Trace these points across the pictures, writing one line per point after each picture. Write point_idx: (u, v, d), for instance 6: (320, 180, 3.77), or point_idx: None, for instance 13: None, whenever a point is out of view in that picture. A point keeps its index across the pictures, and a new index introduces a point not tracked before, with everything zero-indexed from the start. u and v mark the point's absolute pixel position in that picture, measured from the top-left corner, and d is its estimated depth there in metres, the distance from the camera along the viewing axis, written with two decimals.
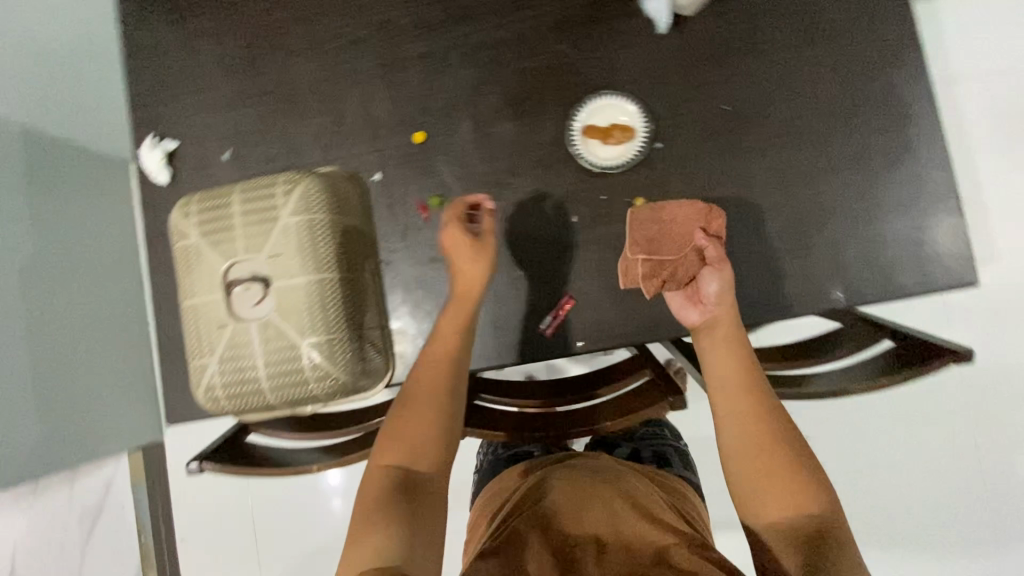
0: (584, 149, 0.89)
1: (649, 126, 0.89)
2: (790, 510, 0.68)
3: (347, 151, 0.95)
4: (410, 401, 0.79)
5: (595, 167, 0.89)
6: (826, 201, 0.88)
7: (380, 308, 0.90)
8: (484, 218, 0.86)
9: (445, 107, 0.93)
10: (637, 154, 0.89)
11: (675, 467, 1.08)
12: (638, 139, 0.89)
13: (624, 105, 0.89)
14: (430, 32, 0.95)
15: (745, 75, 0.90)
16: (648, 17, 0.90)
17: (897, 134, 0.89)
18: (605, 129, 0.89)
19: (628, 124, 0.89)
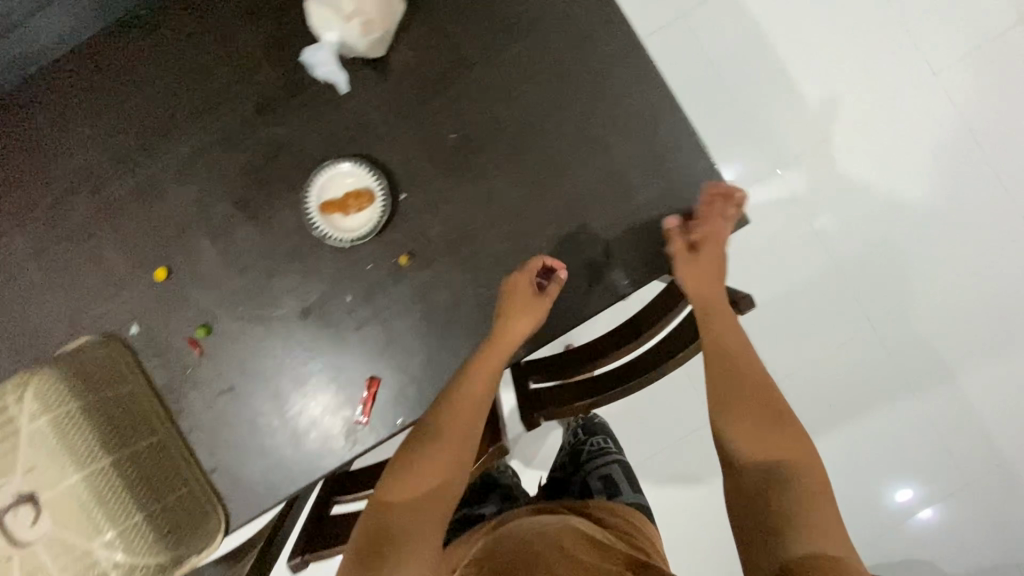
0: (328, 228, 0.84)
1: (383, 182, 0.84)
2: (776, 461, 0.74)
3: (89, 315, 0.85)
4: (456, 451, 0.81)
5: (346, 242, 0.84)
6: (583, 191, 0.85)
7: (185, 463, 0.84)
8: (555, 284, 0.84)
9: (178, 234, 0.86)
10: (381, 213, 0.84)
11: (624, 492, 0.95)
12: (378, 198, 0.84)
13: (351, 169, 0.85)
14: (130, 161, 0.86)
15: (459, 96, 0.86)
16: (325, 83, 0.85)
17: (625, 99, 0.86)
18: (341, 200, 0.84)
19: (361, 187, 0.84)
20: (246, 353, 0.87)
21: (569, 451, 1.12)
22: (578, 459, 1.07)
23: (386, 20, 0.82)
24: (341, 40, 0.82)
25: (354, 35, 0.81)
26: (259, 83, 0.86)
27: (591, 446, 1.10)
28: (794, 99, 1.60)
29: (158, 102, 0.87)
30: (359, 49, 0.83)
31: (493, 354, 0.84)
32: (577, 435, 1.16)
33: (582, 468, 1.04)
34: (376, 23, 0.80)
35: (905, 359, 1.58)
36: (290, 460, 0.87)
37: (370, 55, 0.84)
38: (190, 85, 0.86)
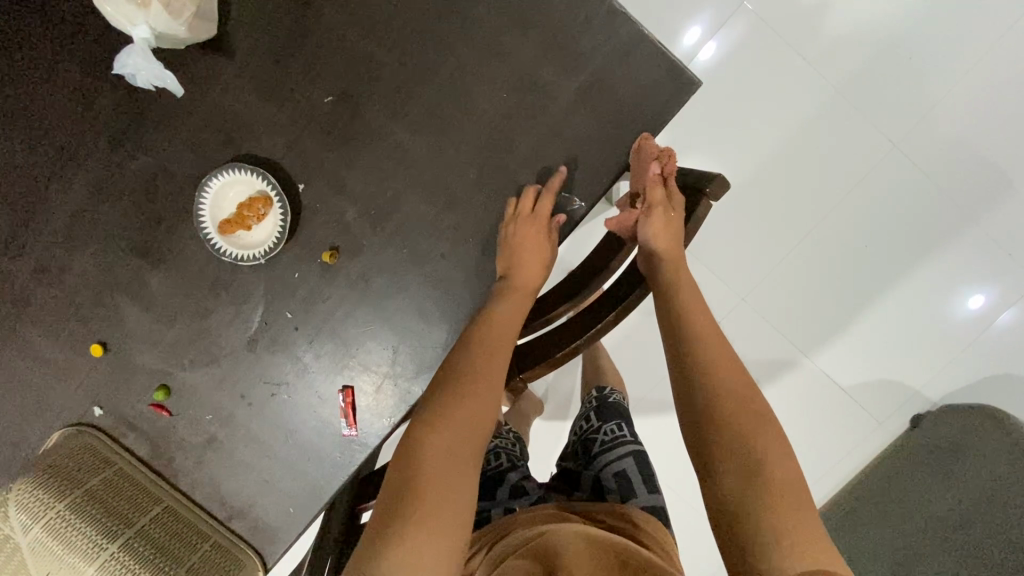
0: (237, 250, 0.75)
1: (272, 179, 0.73)
2: (734, 401, 0.68)
3: (49, 410, 0.81)
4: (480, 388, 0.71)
5: (260, 255, 0.75)
6: (495, 112, 0.72)
7: (199, 521, 0.82)
8: (550, 197, 0.72)
9: (96, 302, 0.80)
10: (283, 216, 0.74)
11: (640, 494, 0.89)
12: (273, 200, 0.74)
13: (234, 176, 0.74)
14: (13, 245, 0.78)
15: (318, 48, 0.72)
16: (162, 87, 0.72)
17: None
18: (237, 215, 0.74)
19: (255, 194, 0.75)
20: (209, 402, 0.81)
21: (581, 440, 1.06)
22: (590, 451, 1.01)
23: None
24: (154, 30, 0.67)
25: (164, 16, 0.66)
26: (104, 111, 0.75)
27: (602, 435, 1.02)
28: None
29: (10, 172, 0.76)
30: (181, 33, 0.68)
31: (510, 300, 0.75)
32: (589, 420, 1.08)
33: (594, 462, 0.98)
34: None
35: (942, 166, 1.38)
36: (295, 489, 0.83)
37: (197, 34, 0.69)
38: (33, 138, 0.76)
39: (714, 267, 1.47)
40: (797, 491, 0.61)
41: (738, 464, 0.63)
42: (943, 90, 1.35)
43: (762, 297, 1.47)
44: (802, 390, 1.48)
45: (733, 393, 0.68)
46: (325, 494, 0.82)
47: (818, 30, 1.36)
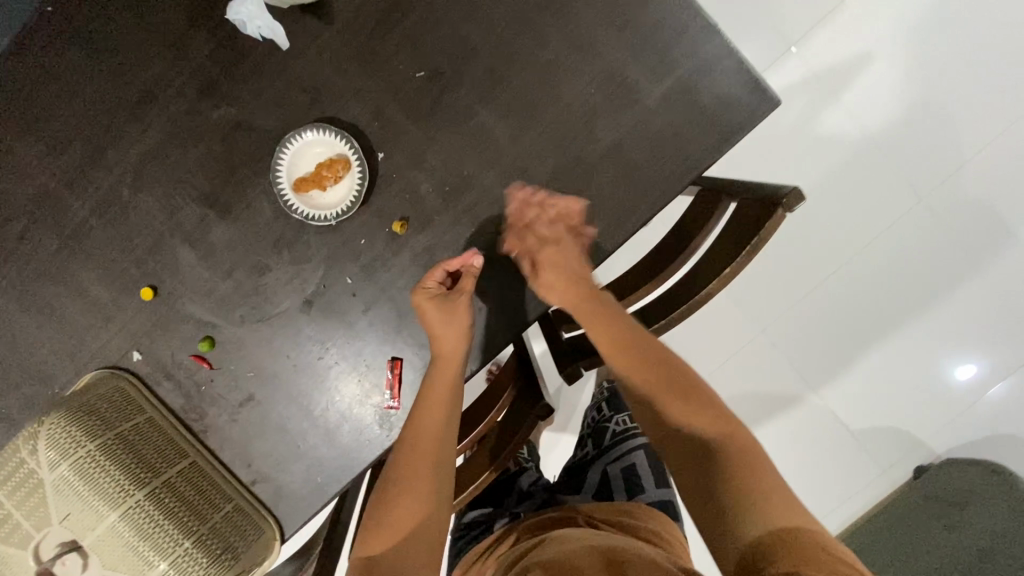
0: (310, 208, 0.76)
1: (355, 144, 0.75)
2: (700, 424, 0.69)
3: (92, 347, 0.81)
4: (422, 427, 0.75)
5: (333, 217, 0.76)
6: (582, 106, 0.74)
7: (224, 482, 0.80)
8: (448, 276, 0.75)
9: (153, 245, 0.79)
10: (361, 181, 0.75)
11: (648, 489, 0.94)
12: (353, 164, 0.75)
13: (317, 137, 0.76)
14: (82, 179, 0.79)
15: (418, 25, 0.74)
16: (267, 41, 0.74)
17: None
18: (314, 174, 0.76)
19: (336, 156, 0.76)
20: (251, 359, 0.80)
21: (593, 430, 1.11)
22: (603, 441, 1.06)
23: None
24: None
25: None
26: (196, 58, 0.76)
27: (615, 426, 1.07)
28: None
29: (95, 107, 0.78)
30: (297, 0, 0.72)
31: (447, 345, 0.75)
32: (602, 410, 1.13)
33: (607, 453, 1.03)
34: None
35: (964, 225, 1.43)
36: (325, 458, 0.81)
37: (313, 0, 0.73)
38: (121, 79, 0.77)
39: (735, 297, 1.50)
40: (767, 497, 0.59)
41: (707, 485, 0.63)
42: (969, 153, 1.42)
43: (780, 332, 1.49)
44: (810, 428, 1.50)
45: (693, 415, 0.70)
46: (355, 466, 0.81)
47: (858, 82, 1.42)
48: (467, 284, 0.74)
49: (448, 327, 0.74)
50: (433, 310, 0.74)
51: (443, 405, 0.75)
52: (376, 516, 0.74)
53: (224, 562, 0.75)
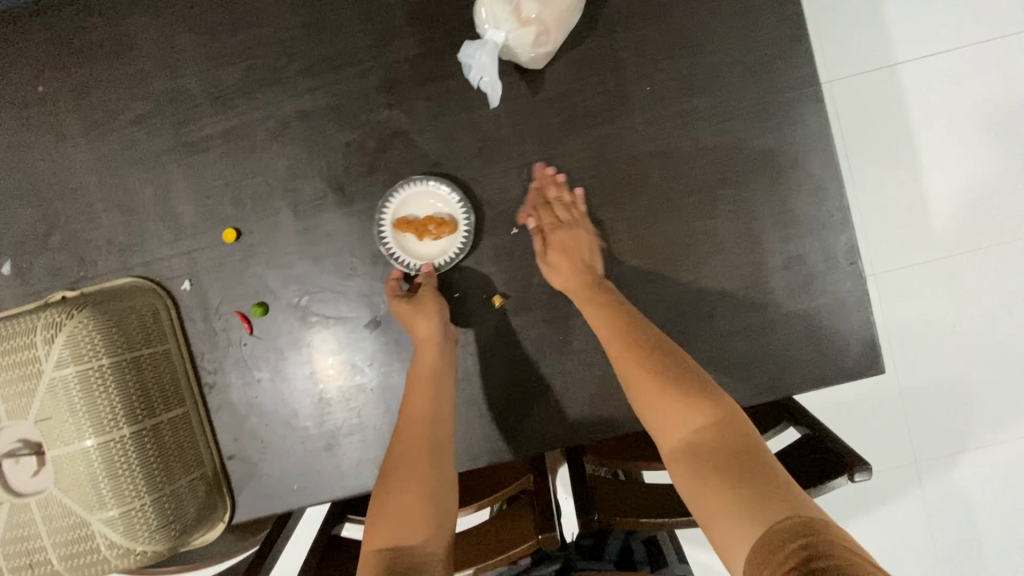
0: (398, 248, 0.76)
1: (470, 218, 0.75)
2: (686, 423, 0.62)
3: (148, 255, 0.78)
4: (413, 408, 0.71)
5: (415, 269, 0.76)
6: (713, 285, 0.75)
7: (204, 442, 0.77)
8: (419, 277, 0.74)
9: (259, 195, 0.77)
10: (457, 254, 0.75)
11: (670, 562, 0.94)
12: (459, 233, 0.75)
13: (439, 191, 0.75)
14: (226, 101, 0.77)
15: (608, 138, 0.74)
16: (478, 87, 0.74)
17: (794, 192, 0.74)
18: (419, 223, 0.75)
19: (447, 216, 0.75)
20: (292, 345, 0.78)
21: None
22: None
23: (567, 25, 0.67)
24: (508, 46, 0.67)
25: (525, 41, 0.66)
26: (394, 54, 0.75)
27: None
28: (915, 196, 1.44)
29: (277, 46, 0.76)
30: (520, 58, 0.68)
31: (421, 323, 0.72)
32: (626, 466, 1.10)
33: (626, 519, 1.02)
34: (552, 32, 0.66)
35: (941, 504, 1.46)
36: (309, 469, 0.78)
37: (537, 59, 0.68)
38: (315, 34, 0.76)
39: None
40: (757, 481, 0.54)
41: (727, 490, 0.55)
42: (978, 444, 1.45)
43: None
44: None
45: (706, 429, 0.61)
46: (335, 491, 0.78)
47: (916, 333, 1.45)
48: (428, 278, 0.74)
49: (416, 317, 0.72)
50: (400, 308, 0.73)
51: (432, 381, 0.72)
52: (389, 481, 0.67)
53: (171, 530, 0.71)
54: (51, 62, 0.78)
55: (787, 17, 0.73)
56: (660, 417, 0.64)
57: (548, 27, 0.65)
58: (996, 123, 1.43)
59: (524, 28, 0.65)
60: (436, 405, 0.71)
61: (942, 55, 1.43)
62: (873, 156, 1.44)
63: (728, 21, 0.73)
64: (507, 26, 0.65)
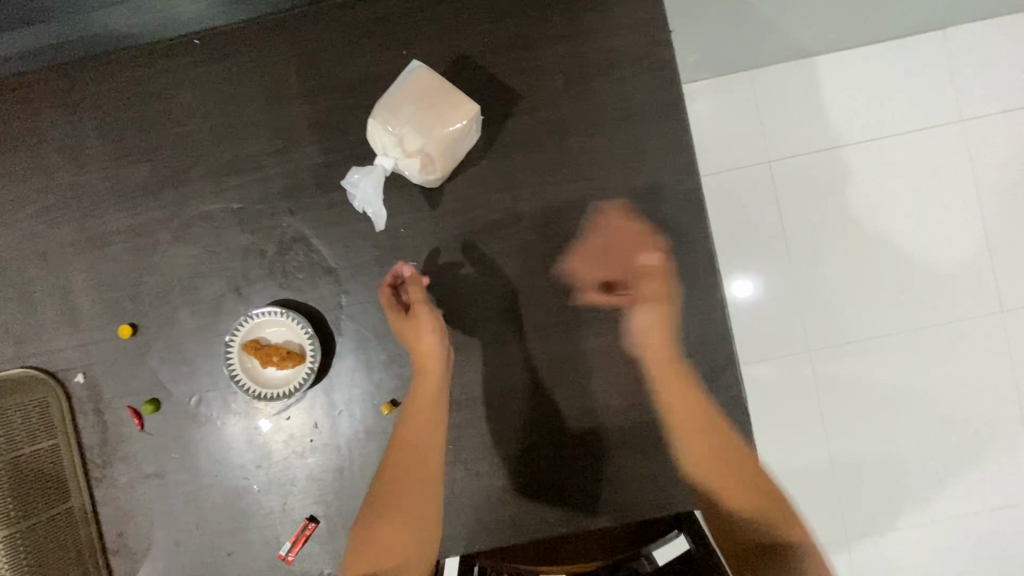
0: (242, 370, 0.75)
1: (317, 350, 0.75)
2: (716, 460, 0.74)
3: (44, 346, 0.78)
4: (406, 434, 0.74)
5: (249, 391, 0.75)
6: (599, 404, 0.76)
7: (86, 540, 0.77)
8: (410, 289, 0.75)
9: (158, 293, 0.78)
10: (300, 385, 0.75)
11: None
12: (306, 364, 0.75)
13: (288, 321, 0.75)
14: (130, 199, 0.78)
15: (502, 253, 0.76)
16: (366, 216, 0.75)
17: (680, 294, 0.75)
18: (266, 350, 0.75)
19: (295, 346, 0.76)
20: (182, 442, 0.78)
21: None
22: None
23: (455, 159, 0.70)
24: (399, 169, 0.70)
25: (415, 167, 0.69)
26: (297, 163, 0.77)
27: None
28: (867, 281, 1.37)
29: (183, 146, 0.77)
30: (417, 178, 0.71)
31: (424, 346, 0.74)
32: None
33: None
34: (438, 163, 0.69)
35: None
36: (193, 568, 0.78)
37: (434, 178, 0.71)
38: (221, 137, 0.77)
39: None
40: (766, 506, 0.76)
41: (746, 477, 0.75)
42: None
43: None
44: None
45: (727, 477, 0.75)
46: None
47: (868, 429, 1.36)
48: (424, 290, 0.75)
49: (415, 336, 0.74)
50: (400, 326, 0.74)
51: (427, 414, 0.74)
52: (383, 497, 0.75)
53: None
54: None
55: (678, 145, 0.75)
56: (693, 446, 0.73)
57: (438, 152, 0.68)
58: (958, 209, 1.37)
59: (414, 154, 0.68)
60: (428, 440, 0.74)
61: (900, 136, 1.38)
62: (822, 237, 1.38)
63: (621, 146, 0.76)
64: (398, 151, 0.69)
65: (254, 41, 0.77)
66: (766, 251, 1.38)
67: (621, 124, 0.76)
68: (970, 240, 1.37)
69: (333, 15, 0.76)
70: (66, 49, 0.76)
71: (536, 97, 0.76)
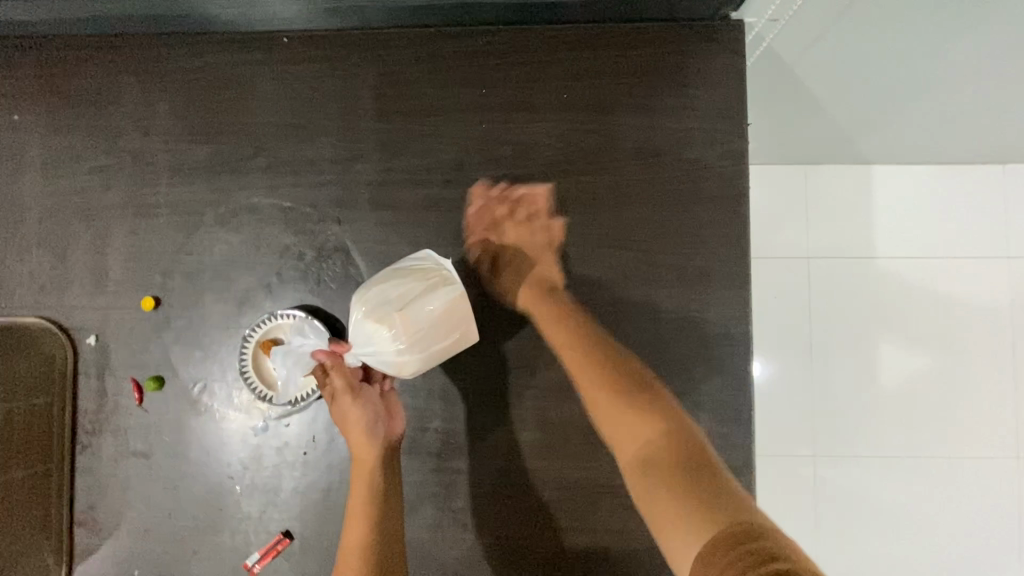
0: (254, 368, 0.75)
1: None
2: (632, 426, 0.68)
3: (64, 300, 0.78)
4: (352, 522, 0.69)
5: (259, 392, 0.74)
6: (604, 479, 0.74)
7: (57, 506, 0.74)
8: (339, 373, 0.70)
9: (188, 272, 0.77)
10: (308, 394, 0.73)
11: None
12: None
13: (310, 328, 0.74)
14: (184, 175, 0.78)
15: (537, 305, 0.75)
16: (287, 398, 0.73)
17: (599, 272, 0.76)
18: None
19: None
20: (175, 426, 0.76)
21: None
22: None
23: (430, 335, 0.67)
24: (372, 342, 0.66)
25: (390, 341, 0.66)
26: (355, 174, 0.77)
27: None
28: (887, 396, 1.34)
29: (246, 136, 0.78)
30: (387, 362, 0.66)
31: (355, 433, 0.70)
32: None
33: None
34: (417, 338, 0.66)
35: None
36: (157, 559, 0.75)
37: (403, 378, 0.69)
38: (287, 134, 0.78)
39: None
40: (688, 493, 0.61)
41: (648, 448, 0.66)
42: None
43: None
44: None
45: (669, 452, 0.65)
46: None
47: (865, 557, 1.30)
48: (352, 377, 0.70)
49: (348, 418, 0.70)
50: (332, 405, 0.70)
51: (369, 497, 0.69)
52: None
53: None
54: (30, 98, 0.79)
55: (734, 235, 0.75)
56: (603, 413, 0.70)
57: (403, 357, 0.66)
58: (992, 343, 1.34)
59: (381, 345, 0.66)
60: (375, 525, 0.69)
61: (946, 263, 1.36)
62: (851, 343, 1.35)
63: (678, 225, 0.75)
64: (365, 342, 0.66)
65: (340, 49, 0.78)
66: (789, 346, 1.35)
67: (682, 202, 0.75)
68: (1001, 379, 1.33)
69: (422, 41, 0.77)
70: (150, 24, 0.76)
71: (603, 159, 0.76)
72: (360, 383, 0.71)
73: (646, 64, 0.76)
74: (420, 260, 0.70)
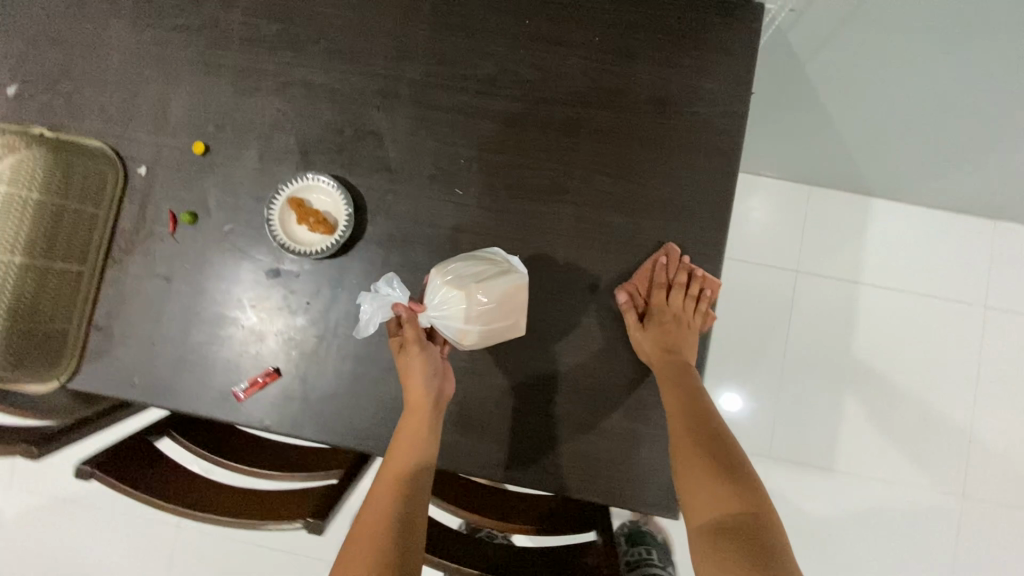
0: (279, 220, 0.83)
1: (349, 227, 0.83)
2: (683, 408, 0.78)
3: (126, 132, 0.87)
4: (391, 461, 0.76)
5: (278, 240, 0.83)
6: (566, 376, 0.83)
7: (80, 305, 0.83)
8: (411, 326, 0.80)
9: (239, 128, 0.87)
10: (322, 250, 0.83)
11: None
12: (334, 235, 0.83)
13: (335, 195, 0.84)
14: (252, 46, 0.88)
15: (538, 214, 0.84)
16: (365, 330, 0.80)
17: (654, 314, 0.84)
18: (306, 211, 0.83)
19: (332, 218, 0.84)
20: (197, 258, 0.85)
21: None
22: None
23: (494, 313, 0.78)
24: (443, 311, 0.78)
25: (459, 313, 0.77)
26: (401, 72, 0.87)
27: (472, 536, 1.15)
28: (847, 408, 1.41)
29: (313, 22, 0.88)
30: (453, 330, 0.79)
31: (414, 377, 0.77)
32: None
33: None
34: (482, 315, 0.77)
35: None
36: (157, 371, 0.84)
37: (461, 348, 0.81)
38: (348, 26, 0.88)
39: None
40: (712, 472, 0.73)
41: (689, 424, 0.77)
42: None
43: None
44: None
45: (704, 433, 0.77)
46: (167, 399, 0.83)
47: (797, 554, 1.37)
48: (420, 334, 0.80)
49: (411, 365, 0.78)
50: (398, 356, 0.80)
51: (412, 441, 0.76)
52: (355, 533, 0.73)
53: (9, 360, 0.76)
54: None
55: (722, 185, 0.84)
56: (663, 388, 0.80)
57: (467, 328, 0.78)
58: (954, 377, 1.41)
59: (450, 314, 0.78)
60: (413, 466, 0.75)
61: (924, 296, 1.44)
62: (821, 352, 1.42)
63: (673, 166, 0.84)
64: (439, 310, 0.79)
65: None
66: (764, 344, 1.43)
67: (681, 147, 0.84)
68: (957, 413, 1.40)
69: None
70: None
71: (619, 98, 0.85)
72: (427, 341, 0.80)
73: (673, 23, 0.85)
74: (495, 253, 0.81)
